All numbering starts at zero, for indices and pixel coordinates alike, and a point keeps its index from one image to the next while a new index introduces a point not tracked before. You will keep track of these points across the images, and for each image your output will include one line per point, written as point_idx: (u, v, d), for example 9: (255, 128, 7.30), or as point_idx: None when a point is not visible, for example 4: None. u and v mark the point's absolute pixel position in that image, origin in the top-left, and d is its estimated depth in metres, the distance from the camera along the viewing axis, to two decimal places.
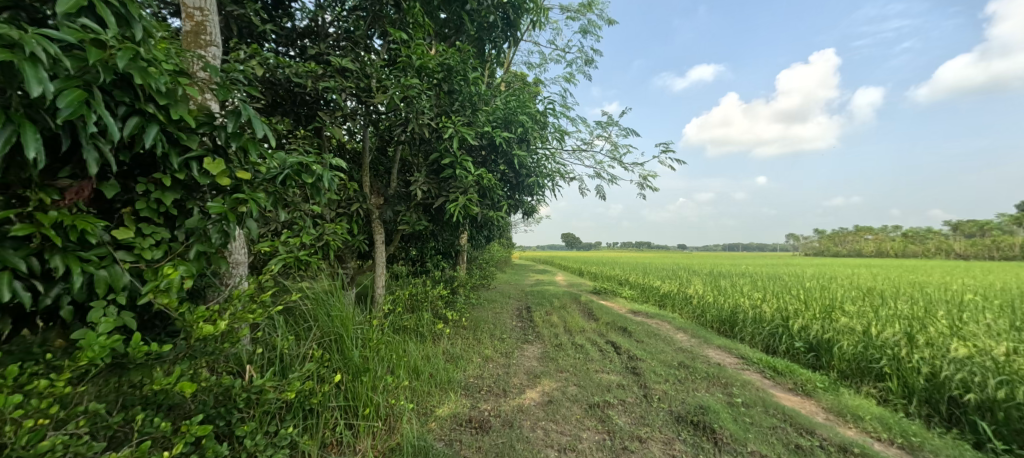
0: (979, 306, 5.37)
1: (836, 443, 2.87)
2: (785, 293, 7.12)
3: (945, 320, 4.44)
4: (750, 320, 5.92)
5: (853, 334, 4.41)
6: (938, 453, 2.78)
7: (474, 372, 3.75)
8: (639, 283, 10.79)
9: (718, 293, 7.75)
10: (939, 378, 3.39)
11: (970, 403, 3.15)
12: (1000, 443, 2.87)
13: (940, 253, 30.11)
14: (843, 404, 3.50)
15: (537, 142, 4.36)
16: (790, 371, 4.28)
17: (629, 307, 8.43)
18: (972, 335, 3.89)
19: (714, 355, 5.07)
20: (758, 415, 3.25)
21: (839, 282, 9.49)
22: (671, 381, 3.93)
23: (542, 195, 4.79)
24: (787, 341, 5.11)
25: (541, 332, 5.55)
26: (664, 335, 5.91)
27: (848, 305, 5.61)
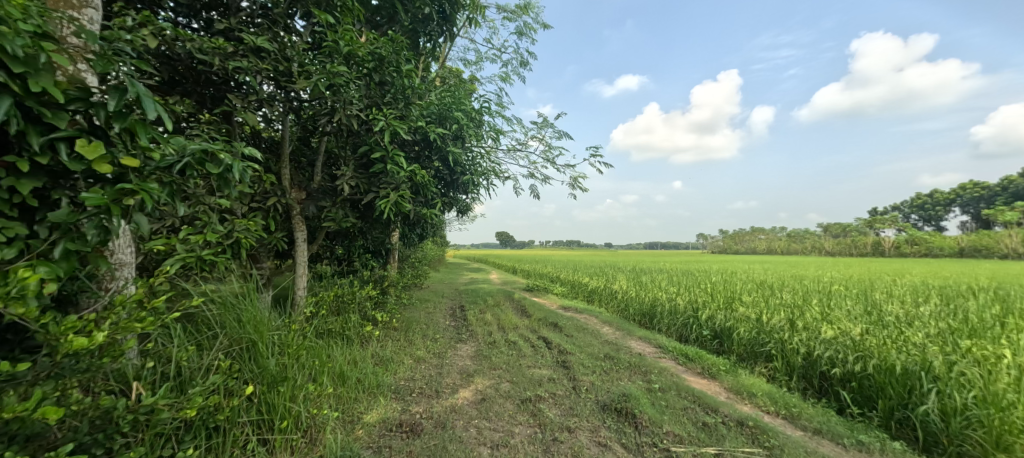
0: (844, 295, 6.34)
1: (735, 418, 3.22)
2: (697, 287, 7.83)
3: (819, 308, 5.19)
4: (666, 312, 6.44)
5: (749, 322, 4.98)
6: (812, 419, 3.24)
7: (406, 374, 3.66)
8: (569, 280, 11.22)
9: (639, 288, 8.30)
10: (813, 356, 3.95)
11: (834, 376, 3.71)
12: (858, 408, 3.42)
13: (820, 251, 34.93)
14: (740, 384, 3.94)
15: (472, 140, 4.34)
16: (699, 357, 4.72)
17: (560, 303, 8.74)
18: (838, 319, 4.58)
19: (635, 345, 5.43)
20: (671, 398, 3.54)
21: (739, 276, 10.64)
22: (597, 372, 4.13)
23: (476, 193, 4.79)
24: (696, 330, 5.63)
25: (474, 330, 5.56)
26: (591, 329, 6.21)
27: (746, 296, 6.32)
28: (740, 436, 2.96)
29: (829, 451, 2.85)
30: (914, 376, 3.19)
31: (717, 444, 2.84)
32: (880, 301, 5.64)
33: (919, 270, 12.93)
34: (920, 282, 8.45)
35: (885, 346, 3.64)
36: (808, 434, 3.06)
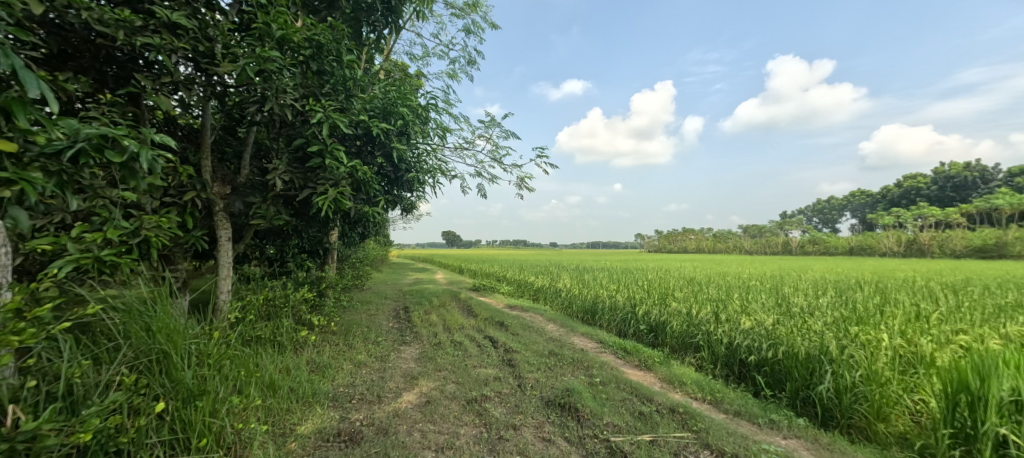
0: (762, 290, 6.98)
1: (667, 405, 3.43)
2: (635, 285, 8.23)
3: (740, 301, 5.67)
4: (607, 308, 6.71)
5: (680, 315, 5.32)
6: (733, 403, 3.54)
7: (345, 380, 3.49)
8: (515, 279, 11.33)
9: (582, 286, 8.57)
10: (733, 346, 4.31)
11: (752, 363, 4.07)
12: (771, 390, 3.78)
13: (743, 250, 38.14)
14: (672, 374, 4.20)
15: (417, 137, 4.24)
16: (636, 350, 4.97)
17: (505, 302, 8.81)
18: (756, 311, 5.04)
19: (578, 341, 5.60)
20: (611, 390, 3.69)
21: (672, 274, 11.36)
22: (541, 369, 4.21)
23: (421, 191, 4.69)
24: (634, 325, 5.92)
25: (419, 332, 5.44)
26: (536, 326, 6.32)
27: (678, 292, 6.75)
28: (672, 422, 3.15)
29: (747, 430, 3.13)
30: (815, 359, 3.58)
31: (652, 431, 3.00)
32: (790, 295, 6.27)
33: (822, 267, 14.57)
34: (823, 277, 9.51)
35: (793, 334, 4.06)
36: (730, 416, 3.34)
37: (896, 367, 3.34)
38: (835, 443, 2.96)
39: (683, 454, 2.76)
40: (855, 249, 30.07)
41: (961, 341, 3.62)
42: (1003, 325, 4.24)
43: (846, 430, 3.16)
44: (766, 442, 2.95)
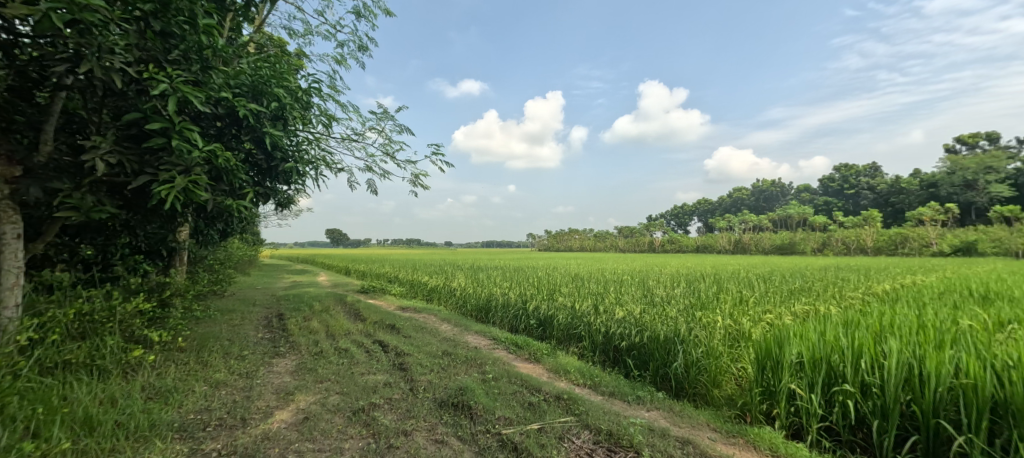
0: (633, 283, 7.86)
1: (553, 393, 3.64)
2: (526, 282, 8.60)
3: (616, 294, 6.31)
4: (500, 305, 6.88)
5: (566, 309, 5.71)
6: (608, 385, 3.92)
7: (197, 405, 3.00)
8: (407, 279, 10.97)
9: (476, 285, 8.66)
10: (609, 334, 4.77)
11: (623, 348, 4.55)
12: (638, 371, 4.29)
13: (620, 248, 42.53)
14: (558, 364, 4.49)
15: (296, 123, 3.83)
16: (527, 344, 5.20)
17: (397, 304, 8.47)
18: (628, 302, 5.66)
19: (471, 340, 5.65)
20: (503, 385, 3.79)
21: (559, 271, 12.15)
22: (434, 370, 4.14)
23: (300, 183, 4.25)
24: (524, 320, 6.18)
25: (295, 341, 4.92)
26: (429, 327, 6.19)
27: (564, 288, 7.24)
28: (557, 409, 3.36)
29: (619, 408, 3.49)
30: (672, 341, 4.15)
31: (540, 420, 3.16)
32: (654, 287, 7.19)
33: (679, 263, 17.01)
34: (680, 272, 11.09)
35: (655, 320, 4.65)
36: (606, 397, 3.69)
37: (728, 343, 4.06)
38: (685, 410, 3.48)
39: (568, 437, 2.96)
40: (704, 247, 35.67)
41: (771, 319, 4.56)
42: (798, 306, 5.45)
43: (692, 399, 3.73)
44: (634, 416, 3.32)
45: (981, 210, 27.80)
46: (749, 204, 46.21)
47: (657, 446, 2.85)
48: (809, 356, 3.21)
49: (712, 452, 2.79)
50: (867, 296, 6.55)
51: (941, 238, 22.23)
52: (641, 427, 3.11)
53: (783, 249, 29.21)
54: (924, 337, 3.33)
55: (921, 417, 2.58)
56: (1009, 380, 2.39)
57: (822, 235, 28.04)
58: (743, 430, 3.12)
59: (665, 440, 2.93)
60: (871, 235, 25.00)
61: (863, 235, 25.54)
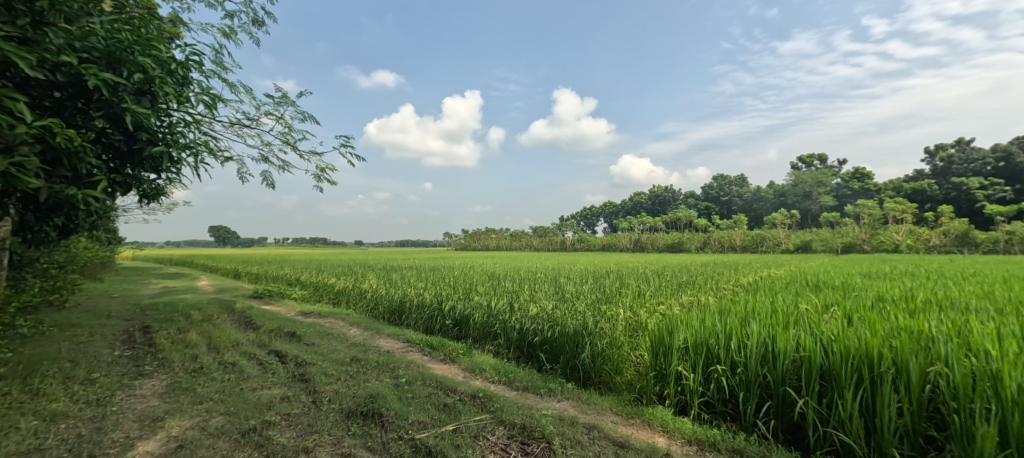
0: (546, 281, 8.16)
1: (469, 393, 3.60)
2: (441, 282, 8.44)
3: (530, 292, 6.46)
4: (414, 306, 6.65)
5: (482, 308, 5.71)
6: (522, 380, 4.00)
7: (20, 448, 2.42)
8: (311, 281, 10.11)
9: (388, 286, 8.28)
10: (523, 331, 4.86)
11: (537, 343, 4.68)
12: (550, 364, 4.45)
13: (534, 247, 43.96)
14: (474, 362, 4.47)
15: (169, 101, 3.29)
16: (442, 345, 5.10)
17: (298, 309, 7.75)
18: (541, 299, 5.83)
19: (383, 344, 5.37)
20: (417, 389, 3.65)
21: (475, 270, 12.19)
22: (341, 378, 3.85)
23: (174, 171, 3.66)
24: (440, 320, 6.05)
25: (168, 357, 4.23)
26: (336, 333, 5.76)
27: (479, 286, 7.25)
28: (472, 407, 3.32)
29: (531, 401, 3.57)
30: (580, 333, 4.36)
31: (455, 421, 3.09)
32: (565, 284, 7.53)
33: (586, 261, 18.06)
34: (589, 269, 11.75)
35: (565, 315, 4.85)
36: (520, 392, 3.75)
37: (629, 333, 4.37)
38: (591, 397, 3.68)
39: (482, 435, 2.94)
40: (610, 247, 38.36)
41: (664, 310, 5.03)
42: (686, 297, 6.10)
43: (598, 387, 3.97)
44: (546, 408, 3.42)
45: (818, 214, 34.02)
46: (648, 207, 50.80)
47: (567, 435, 2.96)
48: (692, 340, 3.60)
49: (615, 435, 2.98)
50: (738, 287, 7.57)
51: (793, 239, 26.63)
52: (552, 418, 3.20)
53: (675, 248, 32.62)
54: (777, 320, 3.94)
55: (773, 386, 3.04)
56: (831, 351, 2.93)
57: (706, 236, 31.86)
58: (639, 411, 3.40)
59: (574, 428, 3.06)
60: (738, 235, 29.38)
61: (735, 235, 29.63)
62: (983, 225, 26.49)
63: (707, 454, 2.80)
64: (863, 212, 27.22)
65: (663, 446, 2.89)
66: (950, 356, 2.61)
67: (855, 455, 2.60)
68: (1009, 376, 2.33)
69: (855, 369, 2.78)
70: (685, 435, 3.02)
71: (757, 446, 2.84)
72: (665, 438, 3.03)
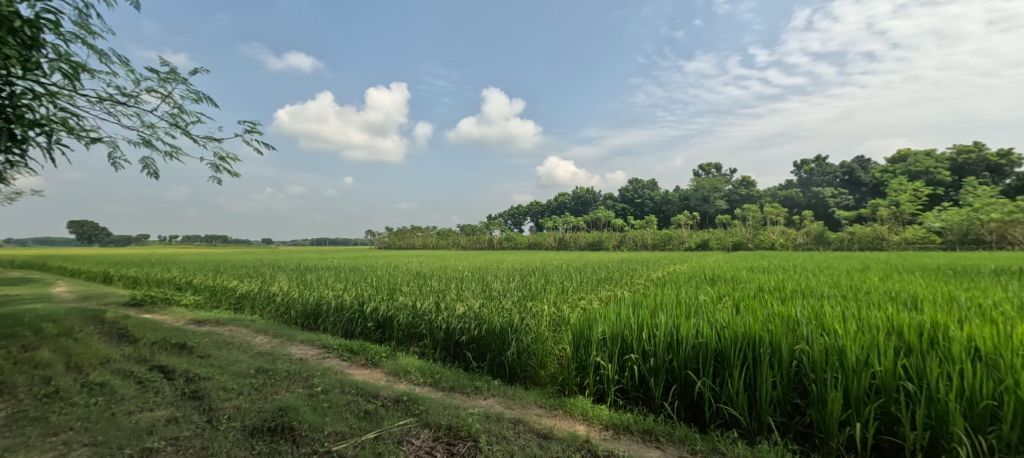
0: (472, 279, 8.11)
1: (392, 397, 3.41)
2: (361, 282, 7.99)
3: (456, 290, 6.35)
4: (331, 309, 6.19)
5: (406, 308, 5.47)
6: (448, 380, 3.93)
7: None
8: (206, 285, 8.96)
9: (302, 287, 7.64)
10: (450, 331, 4.75)
11: (464, 343, 4.59)
12: (477, 362, 4.39)
13: (461, 246, 43.67)
14: (399, 365, 4.31)
15: (12, 65, 2.68)
16: (363, 349, 4.85)
17: (191, 317, 6.82)
18: (467, 298, 5.74)
19: (296, 352, 4.93)
20: (334, 397, 3.37)
21: (398, 269, 11.78)
22: (243, 393, 3.41)
23: (19, 152, 2.98)
24: (361, 323, 5.71)
25: (9, 383, 3.44)
26: (238, 342, 5.15)
27: (404, 286, 6.97)
28: (395, 412, 3.13)
29: (457, 400, 3.51)
30: (507, 330, 4.34)
31: (377, 428, 2.89)
32: (491, 282, 7.53)
33: (510, 259, 18.38)
34: (514, 267, 11.93)
35: (492, 313, 4.80)
36: (446, 393, 3.66)
37: (552, 328, 4.41)
38: (517, 392, 3.73)
39: (406, 440, 2.77)
40: (535, 245, 39.34)
41: (584, 304, 5.22)
42: (604, 292, 6.41)
43: (523, 382, 3.98)
44: (472, 407, 3.36)
45: (714, 216, 38.27)
46: (571, 207, 53.00)
47: (494, 432, 2.91)
48: (609, 332, 3.76)
49: (539, 428, 3.01)
50: (649, 281, 8.16)
51: (696, 237, 29.56)
52: (479, 416, 3.14)
53: (595, 246, 34.48)
54: (680, 310, 4.27)
55: (677, 370, 3.27)
56: (723, 336, 3.25)
57: (622, 235, 34.06)
58: (562, 402, 3.49)
59: (500, 424, 3.02)
60: (649, 235, 31.86)
61: (647, 234, 32.08)
62: (836, 225, 32.44)
63: (623, 438, 2.94)
64: (747, 214, 31.24)
65: (584, 434, 2.97)
66: (811, 336, 3.04)
67: (742, 425, 2.91)
68: (851, 350, 2.78)
69: (741, 351, 3.12)
70: (603, 421, 3.16)
71: (664, 426, 3.04)
72: (586, 426, 3.13)
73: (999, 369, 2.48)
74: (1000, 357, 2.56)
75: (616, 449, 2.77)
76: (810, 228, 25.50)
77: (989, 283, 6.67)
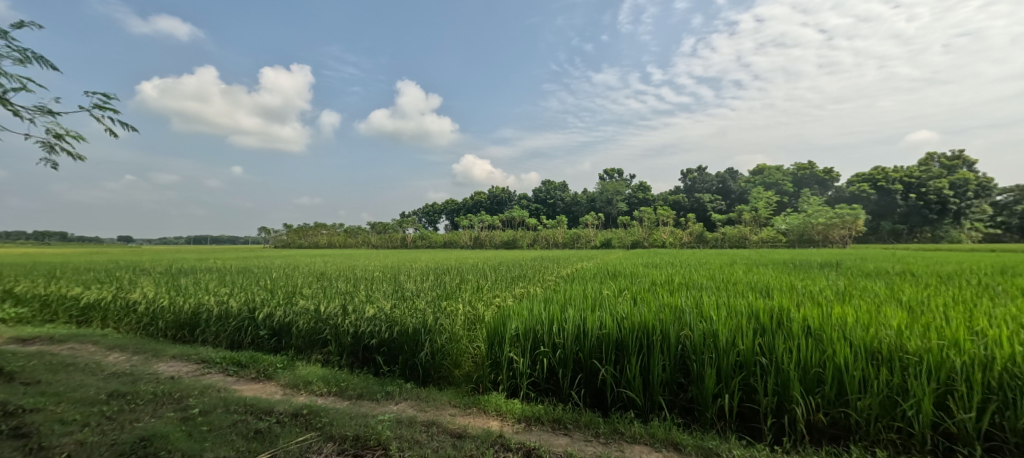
0: (382, 279, 7.55)
1: (289, 411, 2.95)
2: (251, 285, 6.91)
3: (365, 291, 5.77)
4: (213, 318, 5.20)
5: (307, 312, 4.77)
6: (356, 387, 3.51)
7: None
8: (34, 293, 7.07)
9: (175, 292, 6.37)
10: (358, 335, 4.22)
11: (374, 346, 4.11)
12: (388, 366, 3.95)
13: (371, 244, 41.36)
14: (298, 376, 3.78)
15: None
16: (254, 361, 4.17)
17: (8, 335, 5.27)
18: (377, 298, 5.21)
19: (163, 369, 4.03)
20: (216, 419, 2.79)
21: (298, 270, 10.61)
22: (91, 424, 2.61)
23: None
24: (252, 331, 4.87)
25: None
26: (81, 362, 4.05)
27: (305, 288, 6.14)
28: (294, 428, 2.70)
29: (366, 409, 3.12)
30: (420, 331, 3.92)
31: (270, 448, 2.45)
32: (403, 281, 7.04)
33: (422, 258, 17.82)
34: (428, 266, 11.47)
35: (405, 313, 4.29)
36: (353, 402, 3.26)
37: (466, 328, 4.07)
38: (431, 394, 3.40)
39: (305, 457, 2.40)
40: (449, 243, 38.64)
41: (499, 302, 5.03)
42: (518, 289, 6.31)
43: (437, 384, 3.64)
44: (382, 414, 3.01)
45: (617, 217, 41.22)
46: (486, 205, 53.25)
47: (405, 437, 2.60)
48: (522, 328, 3.57)
49: (452, 427, 2.77)
50: (559, 278, 8.34)
51: (602, 236, 31.54)
52: (390, 422, 2.81)
53: (509, 244, 34.96)
54: (587, 304, 4.29)
55: (583, 360, 3.22)
56: (622, 326, 3.27)
57: (535, 234, 35.01)
58: (476, 400, 3.24)
59: (412, 428, 2.73)
60: (560, 234, 33.19)
61: (557, 232, 33.34)
62: (714, 226, 36.93)
63: (534, 429, 2.80)
64: (643, 216, 34.10)
65: (497, 429, 2.78)
66: (692, 322, 3.21)
67: (637, 405, 2.93)
68: (721, 332, 2.99)
69: (637, 338, 3.16)
70: (516, 413, 2.99)
71: (572, 413, 2.96)
72: (499, 421, 2.93)
73: (822, 342, 2.86)
74: (823, 333, 2.94)
75: (528, 440, 2.64)
76: (693, 228, 28.69)
77: (815, 273, 8.06)
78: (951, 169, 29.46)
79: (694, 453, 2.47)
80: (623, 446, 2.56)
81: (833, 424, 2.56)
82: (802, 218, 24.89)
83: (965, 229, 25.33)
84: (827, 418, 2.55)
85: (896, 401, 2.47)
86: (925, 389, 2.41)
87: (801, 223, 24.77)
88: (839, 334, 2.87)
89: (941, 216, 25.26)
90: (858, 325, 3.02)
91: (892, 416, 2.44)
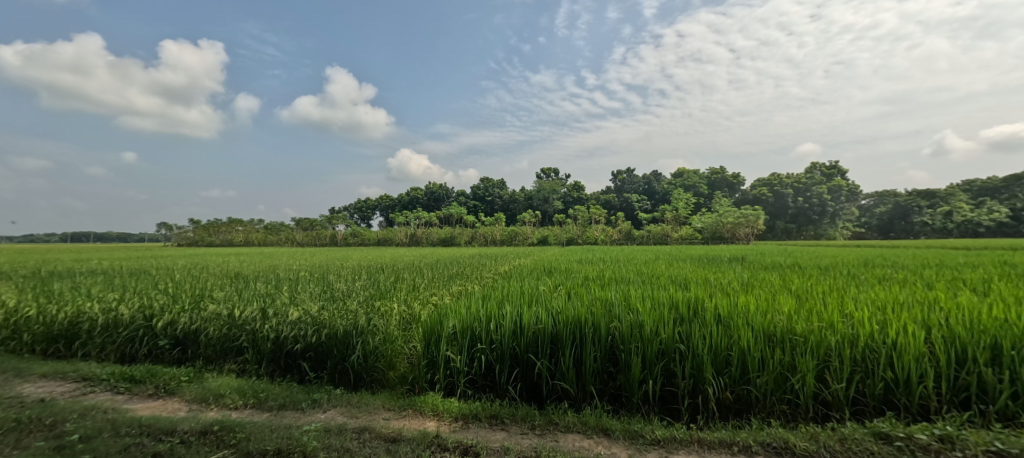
0: (306, 280, 6.74)
1: (196, 430, 2.34)
2: (147, 289, 5.74)
3: (287, 293, 5.04)
4: (98, 328, 4.21)
5: (219, 318, 4.00)
6: (278, 397, 2.95)
7: None
8: None
9: (44, 298, 5.12)
10: (280, 340, 3.58)
11: (297, 353, 3.50)
12: (314, 373, 3.40)
13: (292, 243, 38.00)
14: (208, 389, 3.10)
15: None
16: (153, 375, 3.40)
17: None
18: (303, 300, 4.55)
19: (29, 391, 3.13)
20: (102, 445, 2.13)
21: (205, 270, 9.29)
22: None
23: None
24: (149, 342, 4.01)
25: None
26: None
27: (216, 292, 5.22)
28: (201, 448, 2.15)
29: (290, 420, 2.61)
30: (351, 333, 3.42)
31: None
32: (332, 282, 6.32)
33: (354, 257, 16.67)
34: (358, 265, 10.62)
35: (336, 315, 3.74)
36: (273, 413, 2.72)
37: (402, 328, 3.60)
38: (364, 398, 2.95)
39: None
40: (382, 242, 36.84)
41: (435, 300, 4.63)
42: (455, 288, 5.91)
43: (369, 388, 3.18)
44: (307, 424, 2.51)
45: (552, 215, 41.98)
46: (422, 202, 51.73)
47: (335, 447, 2.17)
48: (460, 325, 3.21)
49: (387, 431, 2.37)
50: (496, 275, 8.07)
51: (539, 234, 31.92)
52: (317, 432, 2.32)
53: (445, 243, 34.08)
54: (523, 299, 4.06)
55: (519, 354, 2.94)
56: (557, 320, 3.05)
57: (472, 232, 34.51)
58: (411, 402, 2.83)
59: (343, 436, 2.29)
60: (498, 231, 33.06)
61: (495, 230, 33.14)
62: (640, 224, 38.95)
63: (471, 426, 2.48)
64: (577, 214, 35.02)
65: (433, 430, 2.43)
66: (622, 314, 3.05)
67: (570, 396, 2.73)
68: (647, 323, 2.86)
69: (570, 331, 2.95)
70: (452, 412, 2.64)
71: (509, 407, 2.67)
72: (435, 421, 2.57)
73: (730, 328, 2.82)
74: (730, 320, 2.93)
75: (465, 438, 2.32)
76: (623, 227, 29.99)
77: (722, 267, 8.67)
78: (829, 178, 34.00)
79: (621, 438, 2.30)
80: (557, 437, 2.33)
81: (737, 400, 2.51)
82: (714, 218, 27.28)
83: (839, 228, 29.02)
84: (733, 395, 2.50)
85: (787, 376, 2.49)
86: (809, 364, 2.45)
87: (714, 222, 26.99)
88: (746, 321, 2.86)
89: (821, 217, 28.69)
90: (758, 312, 3.02)
91: (784, 390, 2.46)
